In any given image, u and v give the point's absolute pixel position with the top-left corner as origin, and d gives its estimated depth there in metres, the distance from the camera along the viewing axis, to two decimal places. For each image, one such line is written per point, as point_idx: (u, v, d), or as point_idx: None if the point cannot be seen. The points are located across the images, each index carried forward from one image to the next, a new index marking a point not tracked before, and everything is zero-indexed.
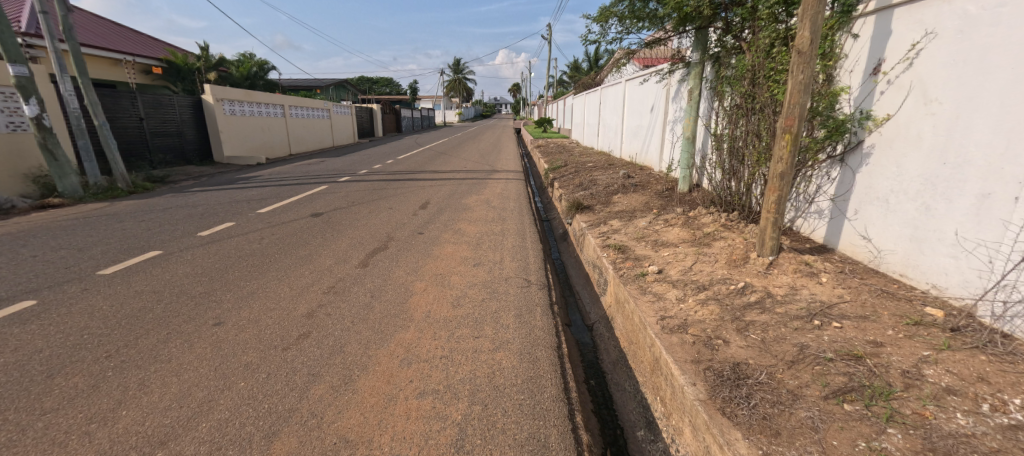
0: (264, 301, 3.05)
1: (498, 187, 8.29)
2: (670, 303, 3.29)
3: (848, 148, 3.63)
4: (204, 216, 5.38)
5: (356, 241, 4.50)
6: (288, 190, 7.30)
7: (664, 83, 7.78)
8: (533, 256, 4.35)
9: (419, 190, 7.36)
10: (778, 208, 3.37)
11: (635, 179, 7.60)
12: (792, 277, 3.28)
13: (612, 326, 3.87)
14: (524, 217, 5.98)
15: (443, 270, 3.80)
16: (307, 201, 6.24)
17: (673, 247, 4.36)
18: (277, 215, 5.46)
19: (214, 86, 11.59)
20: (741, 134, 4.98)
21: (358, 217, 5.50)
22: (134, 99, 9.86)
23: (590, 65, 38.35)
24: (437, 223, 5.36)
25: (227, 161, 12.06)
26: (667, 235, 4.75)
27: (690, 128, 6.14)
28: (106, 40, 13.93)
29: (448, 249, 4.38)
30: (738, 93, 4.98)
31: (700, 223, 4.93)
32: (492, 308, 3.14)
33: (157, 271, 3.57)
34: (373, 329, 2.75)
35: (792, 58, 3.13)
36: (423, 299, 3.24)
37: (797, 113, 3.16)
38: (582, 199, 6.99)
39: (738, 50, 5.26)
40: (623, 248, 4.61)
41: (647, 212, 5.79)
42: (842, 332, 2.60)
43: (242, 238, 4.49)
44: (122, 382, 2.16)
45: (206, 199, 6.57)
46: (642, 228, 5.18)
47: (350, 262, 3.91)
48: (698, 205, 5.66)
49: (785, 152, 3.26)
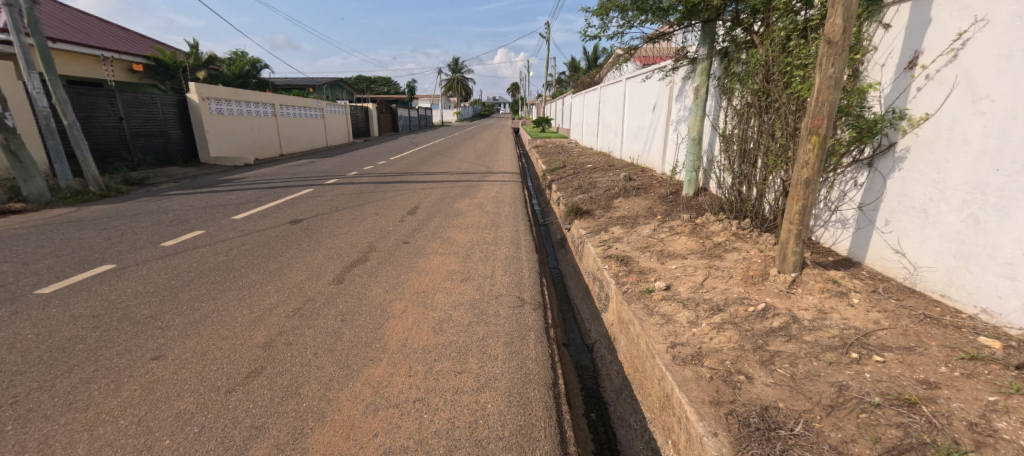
0: (215, 328, 2.66)
1: (493, 189, 7.90)
2: (681, 327, 2.90)
3: (877, 151, 3.26)
4: (173, 224, 4.98)
5: (333, 252, 4.11)
6: (270, 193, 6.90)
7: (667, 81, 7.41)
8: (527, 269, 3.96)
9: (409, 194, 6.97)
10: (802, 219, 2.99)
11: (637, 181, 7.23)
12: (819, 298, 2.89)
13: (614, 348, 3.50)
14: (519, 223, 5.60)
15: (427, 287, 3.42)
16: (288, 206, 5.84)
17: (681, 259, 3.98)
18: (252, 222, 5.07)
19: (200, 84, 11.19)
20: (754, 135, 4.60)
21: (340, 224, 5.11)
22: (113, 98, 9.45)
23: (590, 64, 37.90)
24: (425, 231, 4.97)
25: (213, 162, 11.64)
26: (673, 245, 4.38)
27: (696, 128, 5.76)
28: (90, 36, 13.55)
29: (434, 261, 4.00)
30: (750, 90, 4.60)
31: (710, 231, 4.56)
32: (479, 334, 2.75)
33: (103, 289, 3.17)
34: (339, 363, 2.36)
35: (821, 49, 2.74)
36: (402, 322, 2.86)
37: (826, 111, 2.77)
38: (581, 203, 6.60)
39: (750, 45, 4.89)
40: (627, 260, 4.23)
41: (651, 218, 5.41)
42: (885, 369, 2.22)
43: (208, 250, 4.10)
44: (20, 440, 1.77)
45: (180, 203, 6.18)
46: (645, 237, 4.80)
47: (325, 277, 3.53)
48: (706, 211, 5.29)
49: (811, 156, 2.87)
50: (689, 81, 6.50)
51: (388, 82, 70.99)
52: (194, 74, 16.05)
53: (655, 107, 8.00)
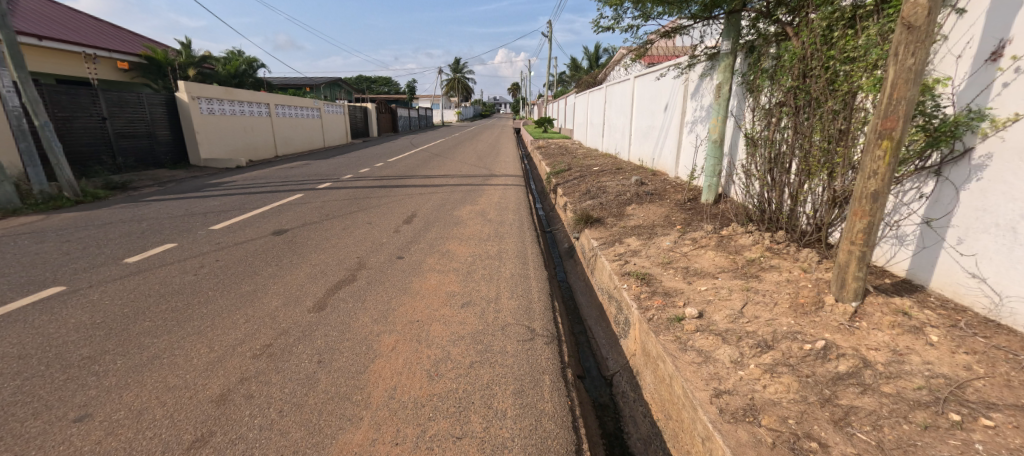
0: (161, 375, 2.19)
1: (496, 194, 7.43)
2: (724, 368, 2.43)
3: (948, 158, 2.77)
4: (143, 235, 4.52)
5: (318, 270, 3.64)
6: (257, 199, 6.44)
7: (682, 79, 6.93)
8: (537, 290, 3.49)
9: (405, 200, 6.50)
10: (866, 239, 2.52)
11: (649, 186, 6.77)
12: (890, 335, 2.42)
13: (638, 383, 3.02)
14: (525, 233, 5.13)
15: (423, 315, 2.95)
16: (273, 215, 5.37)
17: (711, 279, 3.50)
18: (231, 233, 4.60)
19: (189, 83, 10.73)
20: (787, 138, 4.13)
21: (328, 235, 4.64)
22: (96, 97, 8.99)
23: (591, 63, 37.46)
24: (421, 243, 4.50)
25: (203, 164, 11.18)
26: (699, 261, 3.89)
27: (718, 130, 5.27)
28: (78, 34, 13.15)
29: (431, 281, 3.52)
30: (783, 87, 4.14)
31: (739, 245, 4.09)
32: (482, 380, 2.28)
33: (42, 320, 2.70)
34: (309, 425, 1.89)
35: (897, 37, 2.28)
36: (390, 364, 2.38)
37: (902, 111, 2.30)
38: (591, 210, 6.12)
39: (781, 37, 4.42)
40: (648, 278, 3.74)
41: (669, 228, 4.92)
42: (1002, 439, 1.75)
43: (176, 267, 3.63)
44: None
45: (158, 210, 5.71)
46: (666, 250, 4.32)
47: (305, 302, 3.05)
48: (732, 221, 4.82)
49: (882, 164, 2.39)
50: (708, 79, 6.04)
51: (388, 82, 70.41)
52: (187, 73, 15.60)
53: (667, 107, 7.55)
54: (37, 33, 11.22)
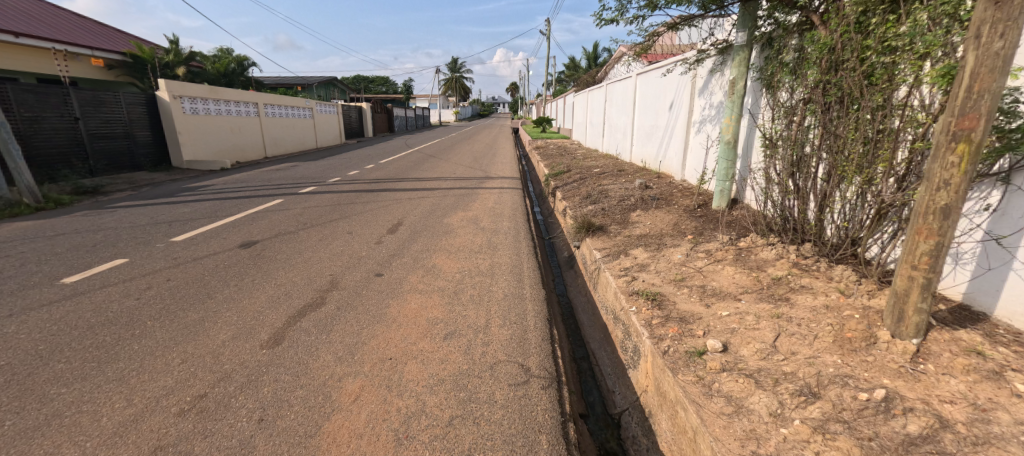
0: (53, 444, 1.73)
1: (490, 199, 6.97)
2: (762, 423, 1.97)
3: (1022, 163, 2.31)
4: (94, 250, 4.05)
5: (282, 292, 3.18)
6: (233, 205, 5.97)
7: (689, 75, 6.46)
8: (533, 316, 3.04)
9: (393, 206, 6.04)
10: (933, 263, 2.07)
11: (655, 190, 6.32)
12: (966, 383, 1.97)
13: (652, 428, 2.56)
14: (520, 243, 4.68)
15: (398, 350, 2.49)
16: (245, 223, 4.91)
17: (733, 302, 3.04)
18: (192, 247, 4.14)
19: (169, 81, 10.24)
20: (814, 138, 3.70)
21: (302, 247, 4.19)
22: (67, 97, 8.51)
23: (590, 62, 37.04)
24: (404, 257, 4.04)
25: (186, 166, 10.70)
26: (717, 279, 3.44)
27: (731, 130, 4.82)
28: (58, 30, 12.67)
29: (412, 305, 3.06)
30: (808, 81, 3.68)
31: (760, 259, 3.64)
32: (463, 446, 1.81)
33: None
34: None
35: (980, 14, 1.84)
36: (350, 422, 1.91)
37: (984, 106, 1.85)
38: (592, 217, 5.67)
39: (806, 27, 3.98)
40: (659, 299, 3.29)
41: (680, 238, 4.47)
42: None
43: (118, 289, 3.17)
44: None
45: (120, 218, 5.25)
46: (678, 265, 3.86)
47: (259, 335, 2.59)
48: (749, 230, 4.37)
49: (956, 173, 1.94)
50: (718, 74, 5.59)
51: (387, 82, 69.89)
52: (174, 72, 15.09)
53: (672, 105, 7.10)
54: (14, 30, 10.70)
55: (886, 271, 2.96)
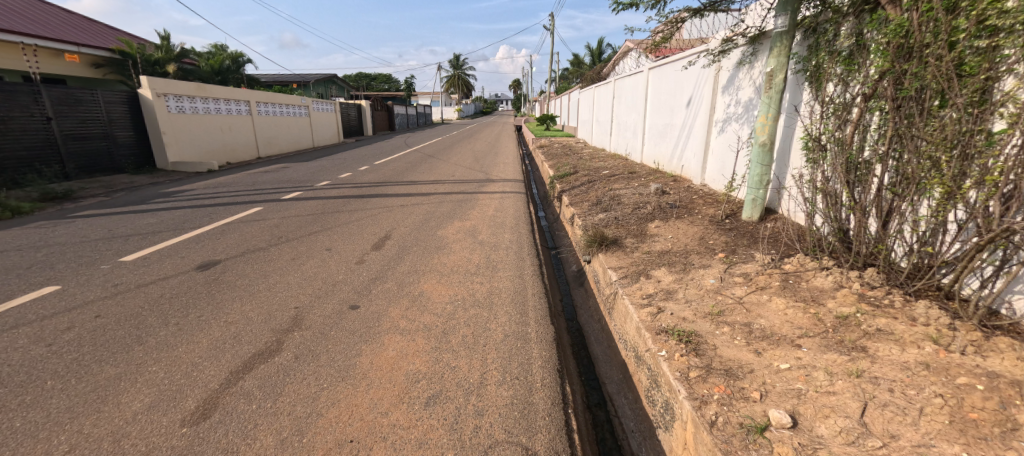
0: None
1: (491, 205, 6.37)
2: None
3: None
4: (25, 273, 3.48)
5: (230, 334, 2.58)
6: (205, 214, 5.39)
7: (712, 68, 5.80)
8: (539, 367, 2.42)
9: (382, 215, 5.45)
10: None
11: (673, 196, 5.69)
12: None
13: None
14: (524, 262, 4.08)
15: (361, 427, 1.89)
16: (211, 238, 4.33)
17: (792, 349, 2.42)
18: (142, 268, 3.55)
19: (153, 78, 9.68)
20: (879, 141, 3.06)
21: (271, 269, 3.60)
22: (37, 95, 7.96)
23: (594, 59, 36.31)
24: (387, 282, 3.44)
25: (172, 167, 10.15)
26: (764, 315, 2.80)
27: (766, 130, 4.17)
28: (41, 26, 12.11)
29: (389, 353, 2.45)
30: (871, 73, 3.05)
31: (814, 288, 3.01)
32: None
33: None
34: None
35: None
36: None
37: None
38: (604, 227, 5.06)
39: (865, 8, 3.33)
40: (696, 342, 2.65)
41: (709, 257, 3.83)
42: None
43: (29, 331, 2.58)
44: None
45: (75, 231, 4.67)
46: (711, 292, 3.24)
47: (181, 404, 1.99)
48: (791, 247, 3.74)
49: None
50: (747, 67, 4.94)
51: (388, 81, 69.04)
52: (165, 69, 14.49)
53: (690, 102, 6.45)
54: None
55: (987, 310, 2.35)
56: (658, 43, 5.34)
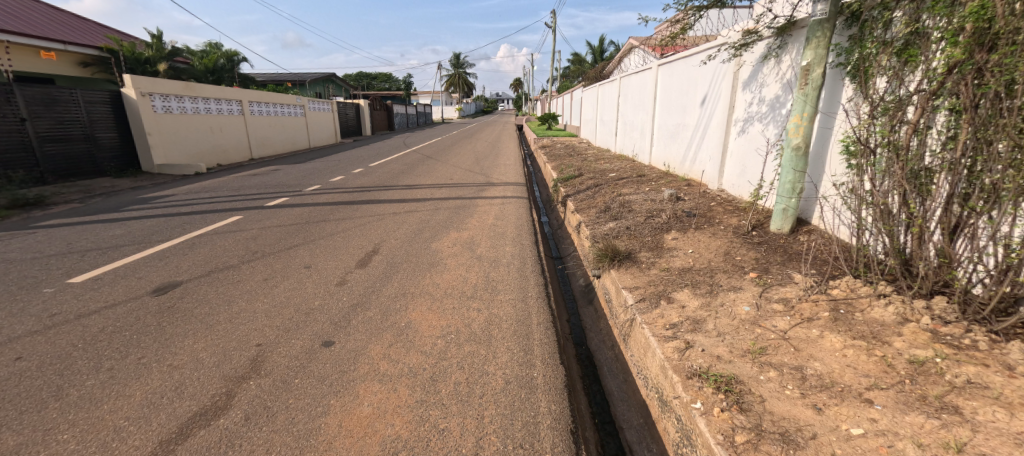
0: None
1: (491, 212, 5.90)
2: None
3: None
4: None
5: (171, 385, 2.12)
6: (177, 225, 4.92)
7: (733, 63, 5.29)
8: (548, 429, 1.95)
9: (372, 225, 4.97)
10: None
11: (690, 203, 5.21)
12: None
13: None
14: (527, 280, 3.61)
15: None
16: (177, 254, 3.87)
17: (863, 408, 1.95)
18: (89, 293, 3.10)
19: (135, 76, 9.22)
20: (948, 145, 2.55)
21: (238, 293, 3.14)
22: (11, 95, 7.52)
23: (597, 56, 35.79)
24: (370, 309, 2.98)
25: (158, 170, 9.70)
26: (818, 357, 2.33)
27: (801, 131, 3.68)
28: (25, 23, 11.69)
29: (364, 410, 1.99)
30: (939, 64, 2.54)
31: (873, 321, 2.54)
32: None
33: None
34: None
35: None
36: None
37: None
38: (616, 238, 4.58)
39: None
40: (738, 392, 2.18)
41: (738, 277, 3.36)
42: None
43: None
44: None
45: (28, 245, 4.21)
46: (748, 323, 2.77)
47: None
48: (834, 265, 3.27)
49: None
50: (774, 61, 4.45)
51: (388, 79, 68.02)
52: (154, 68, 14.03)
53: (706, 99, 5.96)
54: None
55: None
56: (675, 33, 4.83)
